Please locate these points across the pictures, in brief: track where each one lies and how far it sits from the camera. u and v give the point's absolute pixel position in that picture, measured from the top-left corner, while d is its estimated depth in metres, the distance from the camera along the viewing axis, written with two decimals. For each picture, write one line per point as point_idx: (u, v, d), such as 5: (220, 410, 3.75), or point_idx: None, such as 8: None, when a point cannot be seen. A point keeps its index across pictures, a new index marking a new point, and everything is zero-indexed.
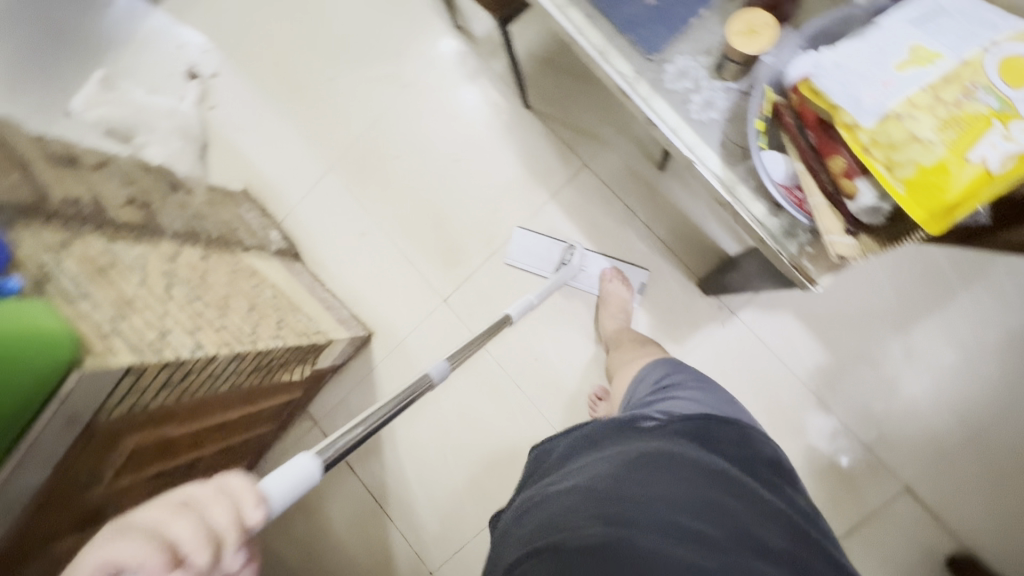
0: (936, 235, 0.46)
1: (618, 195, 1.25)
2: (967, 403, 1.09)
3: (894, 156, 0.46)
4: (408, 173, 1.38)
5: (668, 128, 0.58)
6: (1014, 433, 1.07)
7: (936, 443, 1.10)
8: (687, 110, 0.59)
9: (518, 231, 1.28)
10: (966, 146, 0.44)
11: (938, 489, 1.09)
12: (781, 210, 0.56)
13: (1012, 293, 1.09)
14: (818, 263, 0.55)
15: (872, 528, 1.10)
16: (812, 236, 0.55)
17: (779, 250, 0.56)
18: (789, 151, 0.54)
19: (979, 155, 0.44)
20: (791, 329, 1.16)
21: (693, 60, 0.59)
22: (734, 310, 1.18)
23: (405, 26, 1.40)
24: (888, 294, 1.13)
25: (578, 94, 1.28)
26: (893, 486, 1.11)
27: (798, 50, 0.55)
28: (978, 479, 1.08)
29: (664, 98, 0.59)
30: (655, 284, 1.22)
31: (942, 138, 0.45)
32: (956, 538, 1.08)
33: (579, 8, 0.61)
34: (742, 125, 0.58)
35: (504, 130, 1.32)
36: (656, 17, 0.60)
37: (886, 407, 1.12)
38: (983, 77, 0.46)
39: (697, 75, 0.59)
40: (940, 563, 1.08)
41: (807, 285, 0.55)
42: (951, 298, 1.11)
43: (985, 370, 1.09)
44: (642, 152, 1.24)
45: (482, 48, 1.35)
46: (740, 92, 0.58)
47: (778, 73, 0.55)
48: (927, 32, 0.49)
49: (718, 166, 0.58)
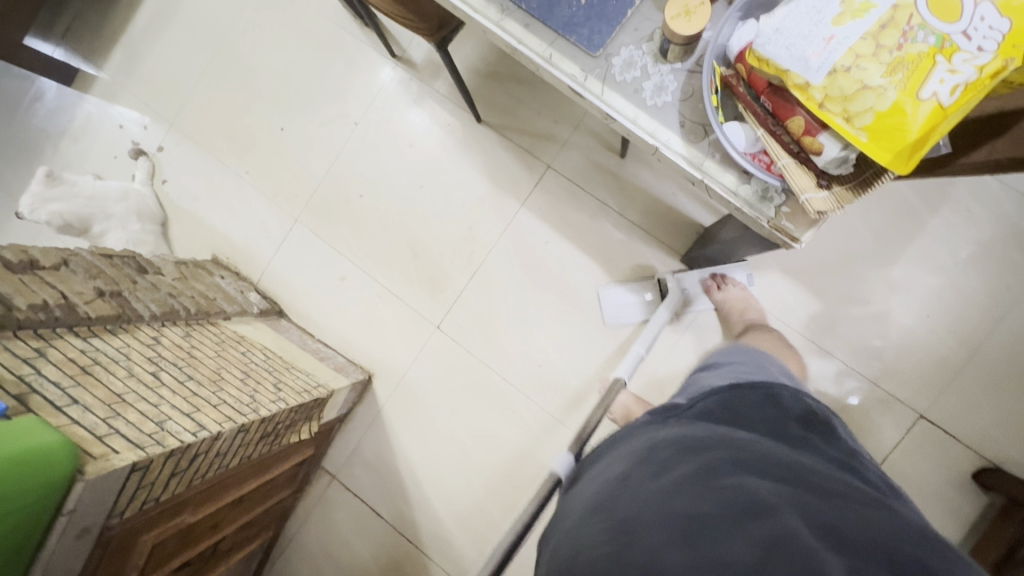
0: (905, 174, 0.48)
1: (587, 190, 1.26)
2: (959, 322, 1.12)
3: (851, 107, 0.48)
4: (375, 208, 1.37)
5: (627, 119, 0.59)
6: (1008, 341, 1.11)
7: (938, 366, 1.13)
8: (641, 99, 0.59)
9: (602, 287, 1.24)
10: (916, 85, 0.46)
11: (950, 410, 1.12)
12: (751, 177, 0.57)
13: (977, 208, 1.13)
14: (797, 221, 0.56)
15: (897, 460, 1.12)
16: (786, 195, 0.56)
17: (758, 216, 0.57)
18: (747, 119, 0.55)
19: (930, 92, 0.45)
20: (779, 285, 1.18)
21: (637, 48, 0.60)
22: (721, 279, 1.20)
23: (344, 65, 1.39)
24: (863, 233, 1.16)
25: (528, 100, 1.29)
26: (908, 416, 1.13)
27: (735, 22, 0.55)
28: (985, 392, 1.11)
29: (616, 91, 0.59)
30: (640, 269, 1.23)
31: (892, 82, 0.46)
32: (977, 453, 1.10)
33: (516, 19, 0.62)
34: (698, 103, 0.58)
35: (462, 148, 1.32)
36: (593, 14, 0.60)
37: (884, 342, 1.14)
38: (918, 16, 0.46)
39: (644, 63, 0.59)
40: (967, 481, 1.10)
41: (791, 243, 0.57)
42: (923, 225, 1.14)
43: (969, 286, 1.12)
44: (601, 144, 1.26)
45: (424, 72, 1.35)
46: (689, 71, 0.59)
47: (721, 47, 0.56)
48: None
49: (682, 147, 0.58)
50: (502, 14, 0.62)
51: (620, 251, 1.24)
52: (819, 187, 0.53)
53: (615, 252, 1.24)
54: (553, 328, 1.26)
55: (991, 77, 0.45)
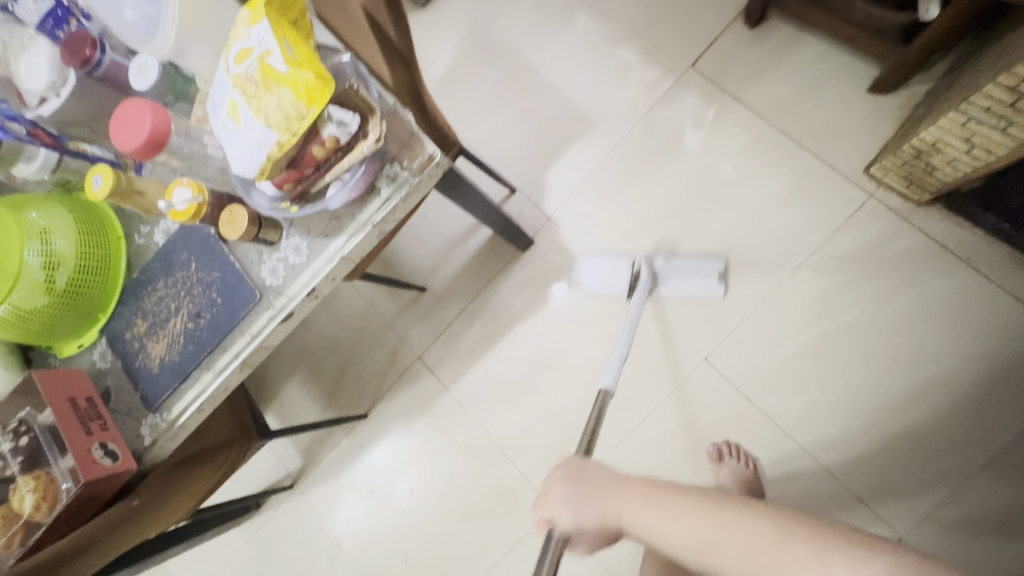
0: (335, 85, 0.53)
1: (445, 323, 1.33)
2: (613, 35, 1.31)
3: (276, 107, 0.53)
4: (420, 547, 1.28)
5: (314, 279, 0.68)
6: (633, 4, 1.31)
7: (648, 50, 1.28)
8: (300, 263, 0.69)
9: (581, 253, 1.25)
10: (274, 72, 0.52)
11: (688, 44, 1.26)
12: (376, 186, 0.66)
13: (519, 21, 1.38)
14: (416, 153, 0.66)
15: (732, 87, 1.22)
16: (397, 159, 0.66)
17: (409, 182, 0.66)
18: (328, 175, 0.61)
19: (277, 64, 0.52)
20: (557, 170, 1.30)
21: (263, 258, 0.70)
22: (545, 216, 1.29)
23: (283, 538, 1.38)
24: (524, 102, 1.35)
25: (357, 366, 1.38)
26: (692, 73, 1.25)
27: (233, 162, 0.59)
28: (675, 21, 1.28)
29: (289, 282, 0.69)
30: (526, 285, 1.29)
31: (274, 88, 0.53)
32: (730, 27, 1.24)
33: (218, 354, 0.71)
34: (319, 229, 0.68)
35: (386, 438, 1.34)
36: (228, 291, 0.71)
37: (622, 90, 1.29)
38: (237, 72, 0.54)
39: (274, 257, 0.69)
40: (756, 34, 1.22)
41: (433, 159, 0.66)
42: (525, 57, 1.36)
43: (583, 28, 1.33)
44: (409, 306, 1.36)
45: (312, 459, 1.40)
46: (294, 239, 0.69)
47: (245, 172, 0.58)
48: (218, 111, 0.57)
49: (346, 238, 0.67)
50: (212, 364, 0.71)
51: (506, 300, 1.30)
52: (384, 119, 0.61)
53: (506, 307, 1.30)
54: (572, 380, 1.23)
55: (277, 26, 0.52)
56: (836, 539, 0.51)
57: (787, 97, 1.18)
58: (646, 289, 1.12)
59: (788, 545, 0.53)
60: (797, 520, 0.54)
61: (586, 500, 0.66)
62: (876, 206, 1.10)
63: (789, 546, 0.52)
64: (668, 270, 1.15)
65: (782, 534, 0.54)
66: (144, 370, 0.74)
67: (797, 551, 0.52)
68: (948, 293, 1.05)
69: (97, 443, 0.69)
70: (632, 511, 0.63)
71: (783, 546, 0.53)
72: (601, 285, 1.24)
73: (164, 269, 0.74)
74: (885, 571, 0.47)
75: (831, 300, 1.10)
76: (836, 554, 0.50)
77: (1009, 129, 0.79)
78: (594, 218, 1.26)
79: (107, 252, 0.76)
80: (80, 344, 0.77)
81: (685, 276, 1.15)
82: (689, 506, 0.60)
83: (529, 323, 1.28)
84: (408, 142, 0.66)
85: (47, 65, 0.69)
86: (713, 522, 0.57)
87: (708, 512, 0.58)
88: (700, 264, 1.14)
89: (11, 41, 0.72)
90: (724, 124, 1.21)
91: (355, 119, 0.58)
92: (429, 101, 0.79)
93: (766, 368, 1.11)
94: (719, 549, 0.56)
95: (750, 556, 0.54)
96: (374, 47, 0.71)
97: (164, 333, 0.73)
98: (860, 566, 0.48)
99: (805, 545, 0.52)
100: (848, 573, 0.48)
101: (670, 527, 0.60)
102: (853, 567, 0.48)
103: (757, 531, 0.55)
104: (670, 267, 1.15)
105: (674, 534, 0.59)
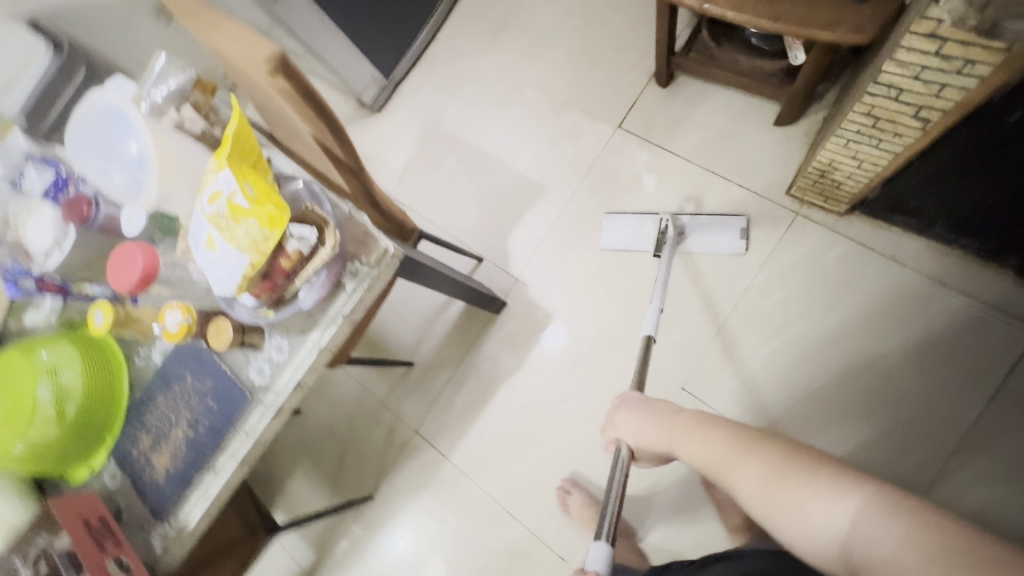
0: (291, 209, 0.64)
1: (436, 393, 1.39)
2: (547, 111, 1.47)
3: (245, 235, 0.63)
4: None
5: (297, 373, 0.76)
6: (560, 82, 1.48)
7: (580, 119, 1.44)
8: (282, 361, 0.77)
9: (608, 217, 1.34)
10: (239, 209, 0.63)
11: (614, 108, 1.42)
12: (341, 283, 0.76)
13: (463, 112, 1.55)
14: (371, 248, 0.76)
15: (659, 140, 1.36)
16: (356, 256, 0.76)
17: (368, 275, 0.76)
18: (297, 280, 0.71)
19: (241, 202, 0.63)
20: (518, 235, 1.42)
21: (251, 362, 0.78)
22: (512, 279, 1.39)
23: None
24: (478, 181, 1.49)
25: (358, 448, 1.42)
26: (622, 133, 1.40)
27: (214, 284, 0.69)
28: (599, 90, 1.44)
29: (275, 379, 0.77)
30: (506, 345, 1.37)
31: (241, 221, 0.63)
32: (646, 88, 1.40)
33: (216, 455, 0.78)
34: (297, 328, 0.77)
35: (394, 516, 1.36)
36: (221, 396, 0.78)
37: (563, 157, 1.43)
38: (208, 212, 0.65)
39: (259, 359, 0.78)
40: (671, 91, 1.38)
41: (387, 252, 0.76)
42: (474, 142, 1.52)
43: (520, 110, 1.50)
44: (400, 382, 1.43)
45: (325, 550, 1.40)
46: (276, 340, 0.77)
47: (225, 290, 0.68)
48: (198, 245, 0.68)
49: (320, 332, 0.76)
50: (211, 466, 0.77)
51: (489, 362, 1.37)
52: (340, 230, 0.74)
53: (491, 368, 1.37)
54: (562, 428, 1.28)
55: (238, 172, 0.64)
56: (828, 477, 0.59)
57: (707, 141, 1.32)
58: (672, 247, 1.17)
59: (811, 479, 0.59)
60: (818, 463, 0.60)
61: (647, 425, 0.81)
62: (804, 223, 1.21)
63: (797, 484, 0.60)
64: (692, 241, 1.24)
65: (791, 469, 0.62)
66: (151, 482, 0.80)
67: (788, 489, 0.60)
68: (886, 291, 1.13)
69: (111, 560, 0.73)
70: (679, 439, 0.76)
71: (799, 480, 0.60)
72: (574, 334, 1.32)
73: (164, 385, 0.82)
74: (857, 506, 0.55)
75: (783, 313, 1.18)
76: (820, 496, 0.58)
77: (882, 144, 0.89)
78: (557, 273, 1.36)
79: (111, 377, 0.84)
80: (90, 468, 0.83)
81: (708, 235, 1.24)
82: (728, 445, 0.69)
83: (514, 380, 1.34)
84: (364, 241, 0.76)
85: (52, 226, 0.80)
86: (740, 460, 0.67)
87: (769, 459, 0.64)
88: (722, 224, 1.24)
89: (18, 209, 0.83)
90: (658, 172, 1.34)
91: (314, 232, 0.69)
92: (382, 196, 0.92)
93: (740, 387, 1.17)
94: (744, 475, 0.66)
95: (752, 489, 0.64)
96: (327, 163, 0.84)
97: (167, 444, 0.80)
98: (835, 490, 0.57)
99: (800, 486, 0.60)
100: (829, 495, 0.57)
101: (701, 449, 0.72)
102: (842, 496, 0.56)
103: (757, 469, 0.64)
104: (692, 222, 1.24)
105: (705, 456, 0.72)
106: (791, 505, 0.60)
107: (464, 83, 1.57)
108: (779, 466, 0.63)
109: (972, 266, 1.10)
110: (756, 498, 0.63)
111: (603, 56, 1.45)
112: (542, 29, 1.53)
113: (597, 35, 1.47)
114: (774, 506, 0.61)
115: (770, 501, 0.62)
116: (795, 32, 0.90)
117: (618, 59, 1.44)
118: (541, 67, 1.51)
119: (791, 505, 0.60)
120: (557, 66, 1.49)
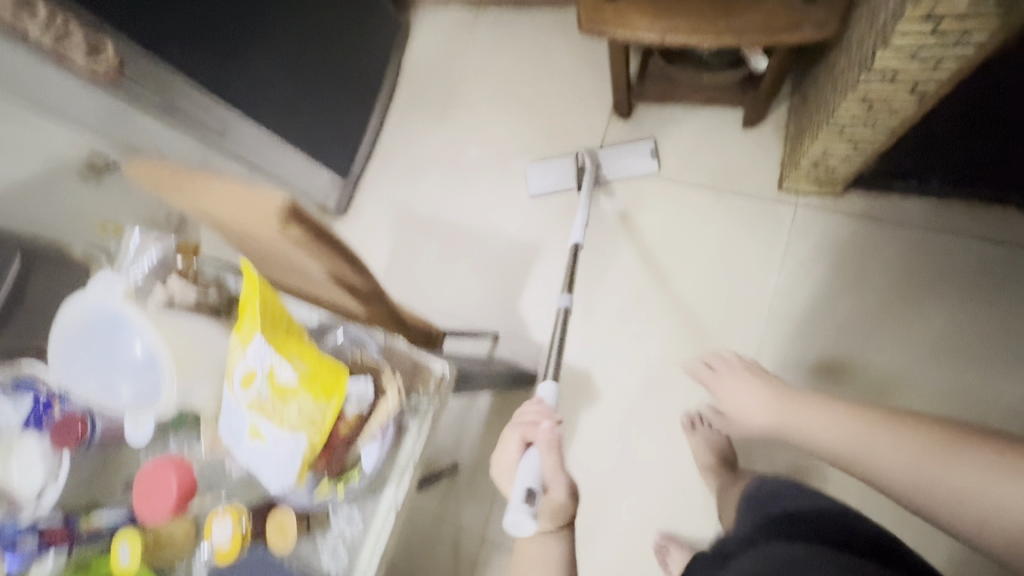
0: (349, 370, 0.57)
1: (493, 490, 1.27)
2: (519, 170, 1.45)
3: (302, 413, 0.54)
4: None
5: (379, 546, 0.62)
6: (523, 139, 1.46)
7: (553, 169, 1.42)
8: (358, 536, 0.63)
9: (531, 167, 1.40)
10: (288, 385, 0.54)
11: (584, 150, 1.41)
12: (402, 426, 0.64)
13: (434, 193, 1.50)
14: (424, 375, 0.65)
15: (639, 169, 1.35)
16: (411, 389, 0.65)
17: (431, 407, 0.64)
18: (360, 442, 0.63)
19: (288, 376, 0.54)
20: (528, 300, 1.36)
21: (319, 547, 0.64)
22: (536, 346, 1.32)
23: None
24: (470, 257, 1.43)
25: None
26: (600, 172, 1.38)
27: (265, 478, 0.58)
28: (563, 137, 1.43)
29: (355, 561, 0.63)
30: None
31: (294, 398, 0.54)
32: (610, 124, 1.40)
33: None
34: (365, 492, 0.64)
35: None
36: None
37: (549, 210, 1.40)
38: (248, 397, 0.55)
39: (329, 541, 0.64)
40: (635, 121, 1.38)
41: (445, 376, 0.65)
42: (453, 219, 1.47)
43: (491, 176, 1.47)
44: (450, 490, 1.30)
45: None
46: (343, 513, 0.64)
47: (282, 484, 0.57)
48: (239, 437, 0.57)
49: (395, 489, 0.63)
50: None
51: None
52: (395, 371, 0.65)
53: None
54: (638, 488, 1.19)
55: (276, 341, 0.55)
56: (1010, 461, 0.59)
57: (686, 158, 1.32)
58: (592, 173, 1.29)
59: (957, 461, 0.62)
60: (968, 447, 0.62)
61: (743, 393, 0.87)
62: (806, 213, 1.22)
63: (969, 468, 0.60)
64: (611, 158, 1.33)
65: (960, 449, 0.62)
66: None
67: (966, 468, 0.61)
68: (904, 258, 1.15)
69: None
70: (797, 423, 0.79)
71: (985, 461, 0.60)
72: (618, 386, 1.25)
73: None
74: None
75: (815, 307, 1.17)
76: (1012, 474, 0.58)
77: (876, 124, 0.91)
78: (580, 328, 1.30)
79: None
80: None
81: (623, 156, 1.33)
82: (859, 425, 0.71)
83: (571, 451, 1.24)
84: (415, 369, 0.66)
85: (41, 459, 0.67)
86: (894, 447, 0.67)
87: (918, 440, 0.66)
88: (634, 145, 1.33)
89: None
90: (648, 200, 1.33)
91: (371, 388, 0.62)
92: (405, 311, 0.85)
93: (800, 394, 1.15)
94: (884, 459, 0.67)
95: (900, 467, 0.66)
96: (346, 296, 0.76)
97: None
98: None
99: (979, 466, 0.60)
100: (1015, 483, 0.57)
101: (821, 426, 0.75)
102: None
103: (908, 454, 0.65)
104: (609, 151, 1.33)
105: (821, 430, 0.75)
106: (966, 491, 0.60)
107: (426, 164, 1.53)
108: (943, 449, 0.63)
109: (975, 212, 1.13)
110: (914, 477, 0.64)
111: (558, 104, 1.45)
112: (488, 93, 1.52)
113: (545, 86, 1.47)
114: (948, 477, 0.62)
115: (930, 478, 0.63)
116: (763, 41, 0.92)
117: (573, 104, 1.44)
118: (499, 129, 1.49)
119: (954, 489, 0.61)
120: (515, 124, 1.48)
